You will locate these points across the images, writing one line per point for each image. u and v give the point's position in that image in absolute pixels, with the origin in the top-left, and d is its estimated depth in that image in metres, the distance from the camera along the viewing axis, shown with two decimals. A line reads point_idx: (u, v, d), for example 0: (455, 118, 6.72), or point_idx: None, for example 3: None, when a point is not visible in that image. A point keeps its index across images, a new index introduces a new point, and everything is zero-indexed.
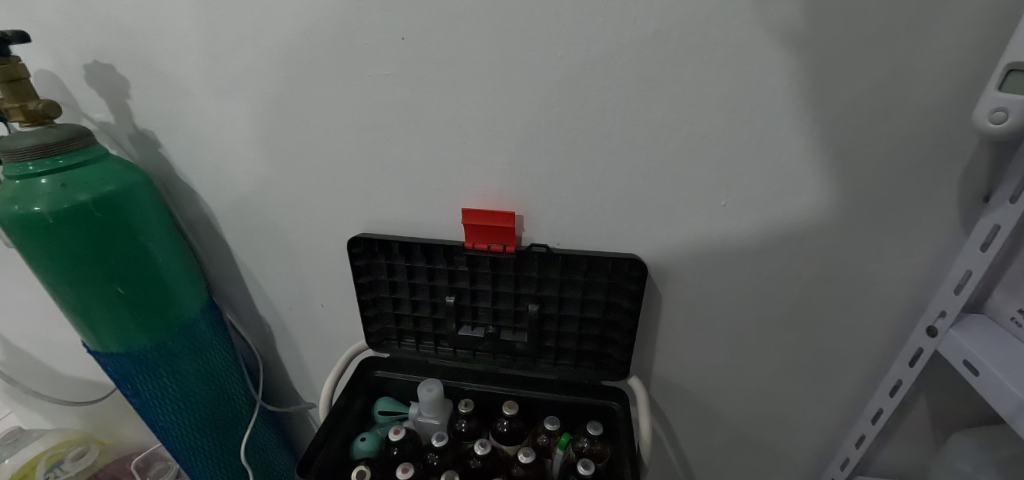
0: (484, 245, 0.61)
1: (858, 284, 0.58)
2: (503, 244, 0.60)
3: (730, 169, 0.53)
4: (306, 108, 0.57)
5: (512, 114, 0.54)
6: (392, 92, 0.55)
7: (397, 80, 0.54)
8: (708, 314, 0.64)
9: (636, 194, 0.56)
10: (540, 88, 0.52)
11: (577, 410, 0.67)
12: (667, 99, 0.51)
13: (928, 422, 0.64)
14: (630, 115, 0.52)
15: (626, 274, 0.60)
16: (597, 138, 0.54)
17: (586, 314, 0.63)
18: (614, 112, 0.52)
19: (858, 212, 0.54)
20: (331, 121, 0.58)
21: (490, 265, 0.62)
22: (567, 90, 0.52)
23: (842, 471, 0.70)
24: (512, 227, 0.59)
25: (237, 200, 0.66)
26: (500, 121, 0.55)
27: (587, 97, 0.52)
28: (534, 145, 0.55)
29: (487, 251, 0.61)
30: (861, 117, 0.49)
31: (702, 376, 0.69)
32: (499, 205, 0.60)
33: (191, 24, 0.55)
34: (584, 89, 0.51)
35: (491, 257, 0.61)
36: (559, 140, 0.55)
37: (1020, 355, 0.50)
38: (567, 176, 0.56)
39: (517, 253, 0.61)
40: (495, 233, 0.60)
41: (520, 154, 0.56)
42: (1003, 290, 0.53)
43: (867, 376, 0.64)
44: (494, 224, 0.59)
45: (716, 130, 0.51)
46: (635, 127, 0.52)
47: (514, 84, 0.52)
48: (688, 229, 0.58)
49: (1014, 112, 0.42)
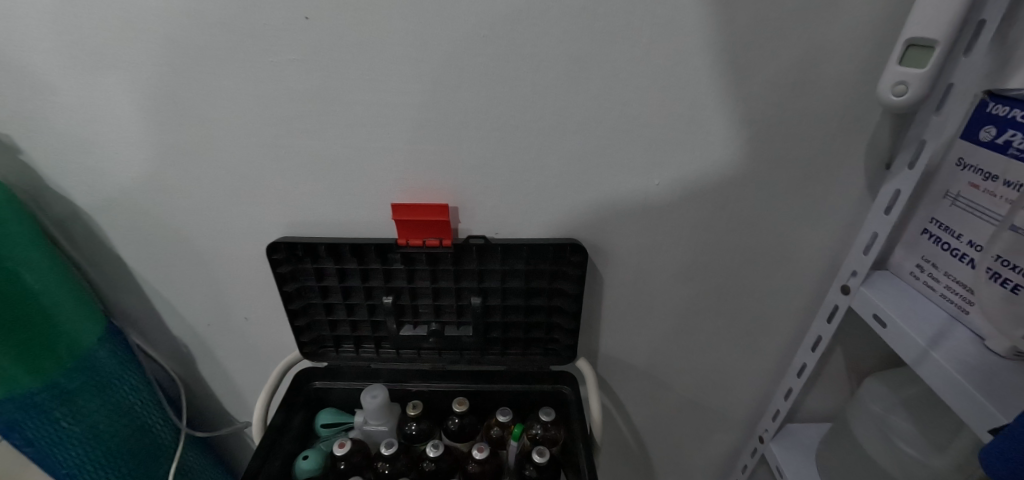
0: (419, 240, 0.57)
1: (780, 251, 0.62)
2: (439, 238, 0.58)
3: (662, 149, 0.54)
4: (200, 102, 0.51)
5: (438, 100, 0.51)
6: (297, 80, 0.49)
7: (303, 66, 0.49)
8: (649, 290, 0.65)
9: (572, 178, 0.55)
10: (464, 71, 0.49)
11: (528, 398, 0.66)
12: (595, 80, 0.50)
13: (844, 369, 0.71)
14: (559, 98, 0.50)
15: (568, 260, 0.60)
16: (528, 122, 0.52)
17: (530, 302, 0.62)
18: (545, 94, 0.50)
19: (780, 184, 0.56)
20: (231, 116, 0.51)
21: (427, 261, 0.59)
22: (493, 72, 0.49)
23: (774, 421, 0.75)
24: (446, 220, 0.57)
25: (129, 207, 0.58)
26: (426, 108, 0.51)
27: (515, 79, 0.49)
28: (463, 131, 0.52)
29: (422, 247, 0.58)
30: (780, 92, 0.51)
31: (646, 349, 0.71)
32: (431, 198, 0.57)
33: (38, 5, 0.46)
34: (510, 72, 0.49)
35: (426, 253, 0.58)
36: (489, 126, 0.52)
37: (918, 306, 0.55)
38: (500, 161, 0.54)
39: (454, 247, 0.58)
40: (430, 227, 0.57)
41: (449, 142, 0.53)
42: (903, 247, 0.58)
43: (791, 333, 0.69)
44: (430, 217, 0.57)
45: (646, 110, 0.51)
46: (566, 108, 0.51)
47: (436, 66, 0.49)
48: (625, 210, 0.58)
49: (913, 86, 0.45)
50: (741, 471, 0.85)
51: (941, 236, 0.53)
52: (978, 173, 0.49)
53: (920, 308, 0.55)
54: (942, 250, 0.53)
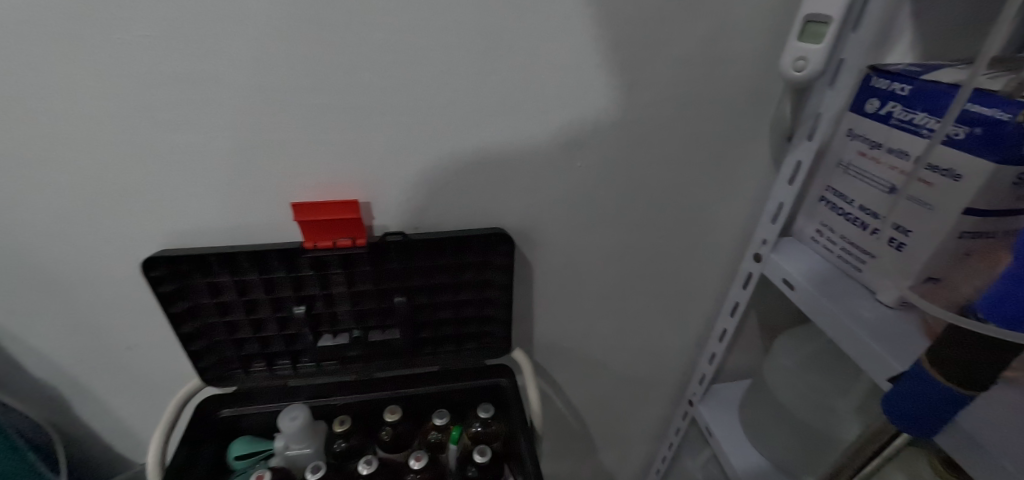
0: (329, 242, 0.52)
1: (698, 225, 0.64)
2: (352, 237, 0.52)
3: (583, 129, 0.52)
4: (25, 93, 0.41)
5: (335, 84, 0.45)
6: (157, 64, 0.41)
7: (161, 46, 0.41)
8: (579, 273, 0.65)
9: (493, 164, 0.53)
10: (362, 50, 0.44)
11: (466, 396, 0.63)
12: (509, 59, 0.46)
13: (757, 329, 0.77)
14: (472, 79, 0.47)
15: (495, 250, 0.57)
16: (438, 106, 0.48)
17: (459, 297, 0.59)
18: (456, 75, 0.46)
19: (697, 160, 0.58)
20: (75, 109, 0.42)
21: (342, 264, 0.54)
22: (396, 50, 0.44)
23: (701, 385, 0.80)
24: (358, 218, 0.51)
25: None
26: (322, 93, 0.45)
27: (422, 59, 0.45)
28: (369, 118, 0.47)
29: (334, 249, 0.52)
30: (692, 69, 0.51)
31: (579, 330, 0.71)
32: (339, 195, 0.51)
33: None
34: (413, 50, 0.44)
35: (338, 255, 0.52)
36: (398, 111, 0.47)
37: (822, 269, 0.59)
38: (413, 149, 0.50)
39: (370, 246, 0.53)
40: (339, 226, 0.51)
41: (354, 132, 0.48)
42: (805, 213, 0.63)
43: (712, 301, 0.73)
44: (337, 216, 0.51)
45: (564, 89, 0.49)
46: (480, 90, 0.48)
47: (328, 44, 0.43)
48: (549, 193, 0.56)
49: (811, 61, 0.47)
50: (675, 433, 0.89)
51: (837, 202, 0.57)
52: (865, 142, 0.53)
53: (823, 271, 0.59)
54: (838, 215, 0.57)
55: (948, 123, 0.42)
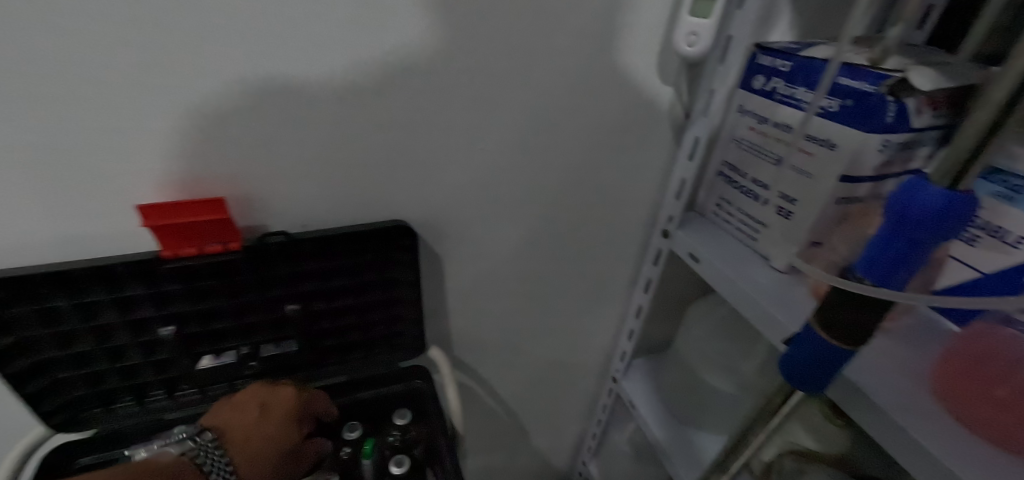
0: (194, 249, 0.45)
1: (607, 205, 0.64)
2: (223, 242, 0.46)
3: (481, 109, 0.49)
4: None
5: (179, 60, 0.38)
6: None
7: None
8: (492, 261, 0.62)
9: (385, 149, 0.48)
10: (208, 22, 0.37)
11: (380, 404, 0.59)
12: (390, 31, 0.42)
13: (670, 302, 0.79)
14: (349, 54, 0.42)
15: (396, 244, 0.52)
16: (313, 87, 0.43)
17: (361, 299, 0.55)
18: (331, 51, 0.41)
19: (602, 139, 0.57)
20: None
21: (214, 274, 0.47)
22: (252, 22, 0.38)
23: (621, 361, 0.81)
24: (229, 218, 0.44)
25: None
26: (162, 72, 0.38)
27: (287, 32, 0.39)
28: (231, 101, 0.41)
29: (200, 256, 0.45)
30: (590, 44, 0.49)
31: (498, 319, 0.69)
32: (200, 193, 0.45)
33: None
34: (273, 22, 0.39)
35: (207, 263, 0.46)
36: (265, 93, 0.41)
37: (722, 241, 0.61)
38: (289, 136, 0.45)
39: (246, 250, 0.46)
40: (203, 229, 0.44)
41: (212, 117, 0.41)
42: (706, 188, 0.65)
43: (627, 279, 0.74)
44: (198, 217, 0.44)
45: (457, 65, 0.46)
46: (359, 67, 0.43)
47: (163, 14, 0.36)
48: (452, 180, 0.53)
49: (702, 36, 0.47)
50: (602, 410, 0.91)
51: (733, 177, 0.60)
52: (755, 117, 0.55)
53: (725, 243, 0.61)
54: (734, 189, 0.60)
55: (819, 97, 0.43)
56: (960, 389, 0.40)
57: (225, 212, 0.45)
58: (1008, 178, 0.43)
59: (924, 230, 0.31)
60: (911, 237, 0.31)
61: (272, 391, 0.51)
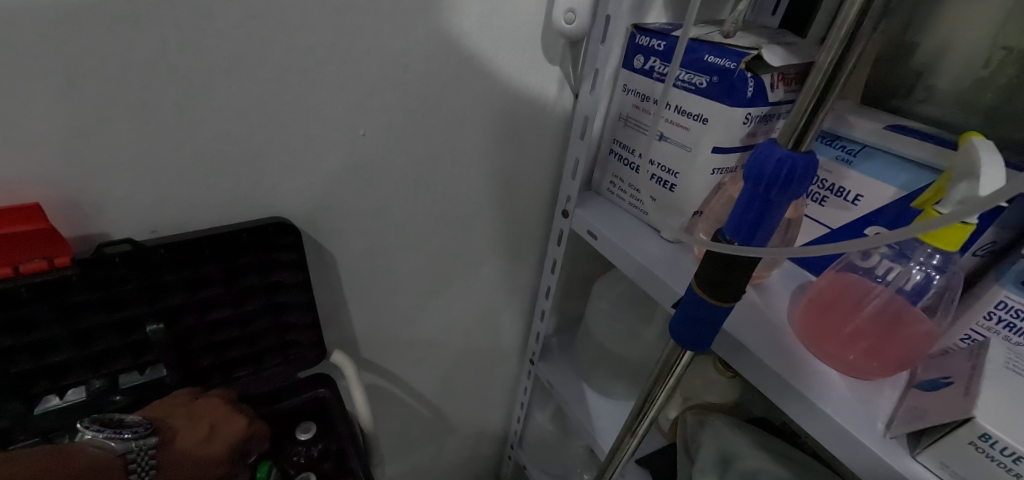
0: (7, 269, 0.38)
1: (507, 188, 0.63)
2: (46, 257, 0.39)
3: (358, 90, 0.46)
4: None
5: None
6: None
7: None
8: (390, 252, 0.60)
9: (250, 136, 0.44)
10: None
11: (278, 421, 0.55)
12: (238, 1, 0.38)
13: (577, 279, 0.81)
14: (189, 27, 0.38)
15: (275, 245, 0.48)
16: (150, 65, 0.38)
17: (242, 309, 0.50)
18: (167, 21, 0.37)
19: (493, 120, 0.56)
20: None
21: (40, 296, 0.40)
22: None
23: (537, 343, 0.82)
24: (48, 228, 0.38)
25: None
26: None
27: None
28: (42, 79, 0.35)
29: (17, 277, 0.38)
30: (469, 21, 0.48)
31: (404, 312, 0.67)
32: (9, 198, 0.38)
33: None
34: None
35: (27, 284, 0.39)
36: (88, 70, 0.36)
37: (617, 217, 0.64)
38: (127, 124, 0.39)
39: (76, 265, 0.40)
40: (15, 245, 0.38)
41: (18, 101, 0.35)
42: (600, 167, 0.67)
43: (534, 261, 0.74)
44: (6, 230, 0.37)
45: (323, 41, 0.43)
46: (205, 43, 0.39)
47: None
48: (336, 168, 0.50)
49: (579, 14, 0.48)
50: (523, 393, 0.92)
51: (622, 154, 0.62)
52: (636, 96, 0.58)
53: (619, 219, 0.63)
54: (624, 165, 0.62)
55: (675, 67, 0.39)
56: (811, 330, 0.45)
57: (44, 221, 0.38)
58: (845, 143, 0.50)
59: (779, 190, 0.34)
60: (769, 198, 0.34)
61: (229, 413, 0.48)
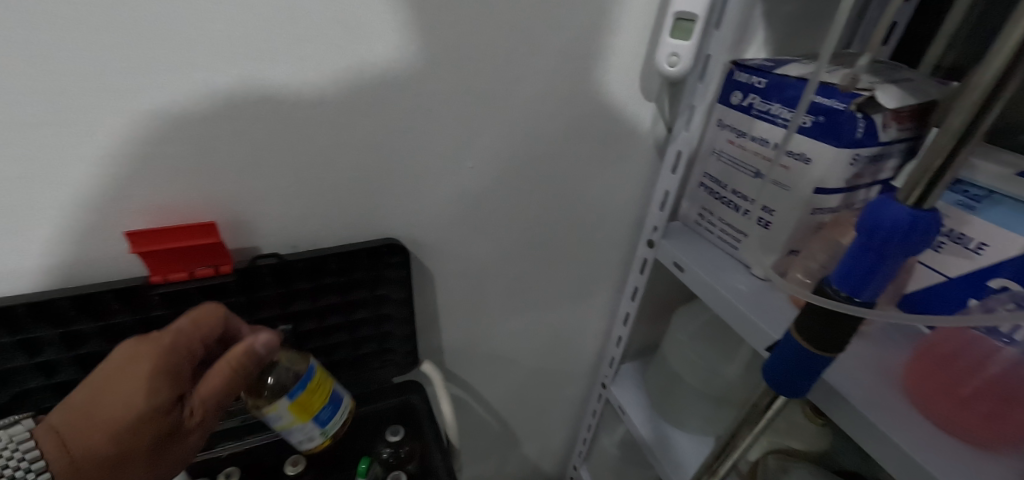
0: (185, 273, 0.46)
1: (593, 216, 0.65)
2: (212, 265, 0.47)
3: (467, 127, 0.51)
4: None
5: (168, 83, 0.39)
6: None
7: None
8: (481, 272, 0.63)
9: (375, 167, 0.50)
10: (201, 50, 0.39)
11: (373, 420, 0.59)
12: (379, 54, 0.44)
13: (657, 307, 0.81)
14: (340, 76, 0.44)
15: (386, 263, 0.54)
16: (305, 108, 0.44)
17: (353, 317, 0.56)
18: (320, 70, 0.43)
19: (586, 152, 0.58)
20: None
21: (204, 297, 0.49)
22: (241, 48, 0.40)
23: (610, 368, 0.83)
24: (219, 243, 0.46)
25: None
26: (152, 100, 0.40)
27: (276, 53, 0.41)
28: (220, 122, 0.42)
29: (190, 280, 0.47)
30: (571, 63, 0.51)
31: (487, 328, 0.71)
32: (186, 217, 0.46)
33: None
34: (259, 48, 0.40)
35: (196, 286, 0.47)
36: (258, 114, 0.43)
37: (704, 250, 0.64)
38: (278, 157, 0.46)
39: (237, 274, 0.48)
40: (192, 254, 0.46)
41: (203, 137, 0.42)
42: (688, 198, 0.67)
43: (614, 287, 0.75)
44: (189, 243, 0.45)
45: (442, 86, 0.47)
46: (349, 88, 0.44)
47: (154, 41, 0.38)
48: (441, 196, 0.54)
49: (682, 57, 0.49)
50: (592, 416, 0.92)
51: (713, 188, 0.62)
52: (732, 131, 0.57)
53: (706, 251, 0.63)
54: (716, 199, 0.62)
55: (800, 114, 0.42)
56: (926, 386, 0.43)
57: (217, 236, 0.46)
58: (969, 188, 0.46)
59: (894, 245, 0.33)
60: (881, 251, 0.34)
61: (128, 357, 0.43)
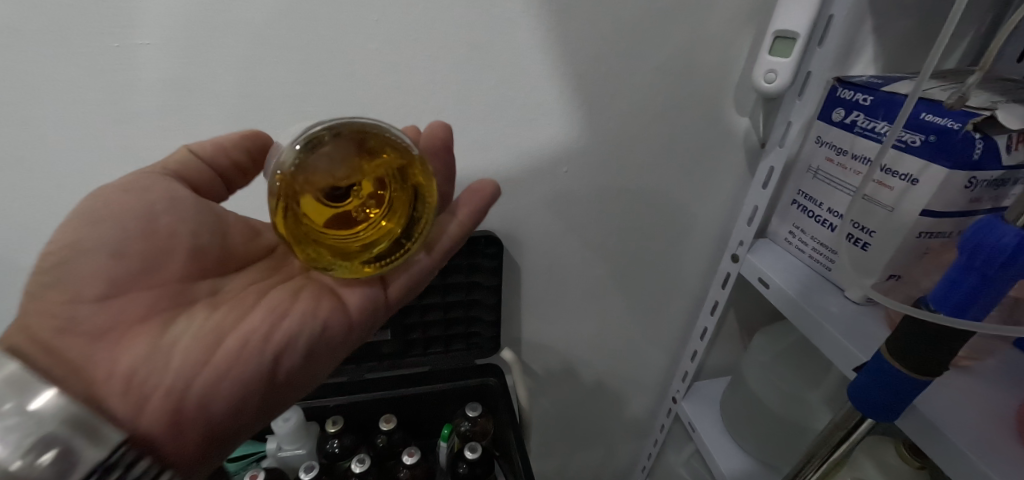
0: None
1: (676, 227, 0.67)
2: None
3: (563, 135, 0.56)
4: (41, 115, 0.46)
5: (327, 90, 0.49)
6: (166, 90, 0.47)
7: (174, 75, 0.46)
8: (564, 272, 0.68)
9: (480, 167, 0.56)
10: (355, 61, 0.48)
11: (455, 395, 0.64)
12: (495, 69, 0.50)
13: (738, 326, 0.81)
14: (460, 87, 0.51)
15: (482, 253, 0.60)
16: (430, 112, 0.52)
17: (448, 299, 0.62)
18: (445, 82, 0.50)
19: (675, 163, 0.61)
20: (91, 124, 0.47)
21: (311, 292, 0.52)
22: (384, 61, 0.48)
23: (683, 382, 0.83)
24: None
25: None
26: (314, 102, 0.49)
27: (414, 69, 0.49)
28: None
29: None
30: (666, 79, 0.54)
31: (564, 327, 0.74)
32: None
33: None
34: (398, 61, 0.48)
35: None
36: (391, 119, 0.51)
37: (793, 269, 0.62)
38: None
39: None
40: None
41: None
42: (779, 216, 0.66)
43: (692, 300, 0.76)
44: None
45: (545, 97, 0.53)
46: (466, 98, 0.51)
47: (322, 56, 0.47)
48: (534, 196, 0.60)
49: (781, 74, 0.50)
50: (659, 430, 0.91)
51: (807, 206, 0.61)
52: (832, 149, 0.56)
53: (794, 269, 0.62)
54: (808, 217, 0.61)
55: (897, 128, 0.42)
56: None
57: None
58: None
59: (998, 268, 0.34)
60: (983, 272, 0.34)
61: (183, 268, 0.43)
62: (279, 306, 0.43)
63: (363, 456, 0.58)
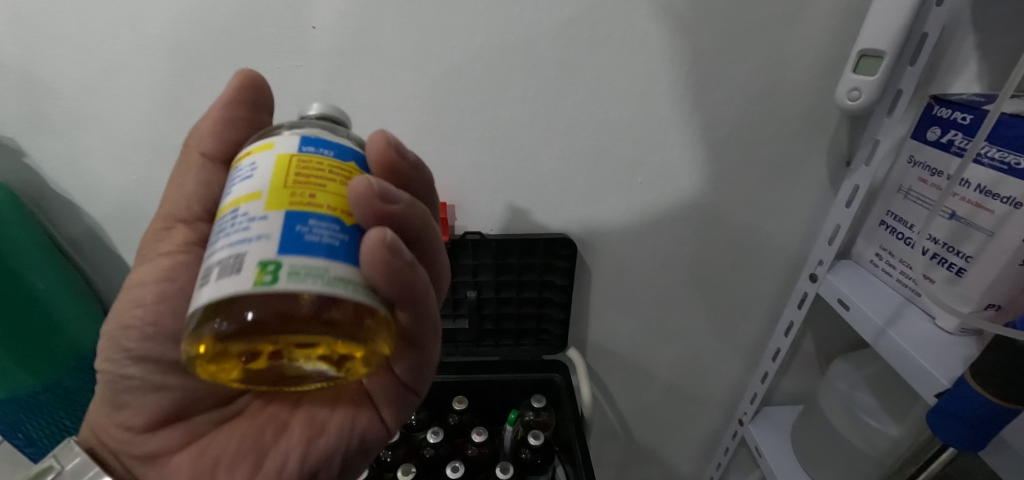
0: None
1: (752, 243, 0.67)
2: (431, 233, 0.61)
3: (642, 149, 0.59)
4: None
5: (432, 104, 0.55)
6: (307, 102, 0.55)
7: (314, 91, 0.55)
8: (634, 280, 0.70)
9: (562, 176, 0.60)
10: (458, 78, 0.54)
11: (522, 386, 0.70)
12: (583, 86, 0.55)
13: (815, 351, 0.78)
14: (548, 102, 0.55)
15: (557, 254, 0.64)
16: (519, 124, 0.57)
17: (523, 295, 0.67)
18: (535, 98, 0.55)
19: (753, 178, 0.61)
20: None
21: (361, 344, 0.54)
22: (483, 79, 0.54)
23: (751, 404, 0.81)
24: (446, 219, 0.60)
25: (120, 201, 0.63)
26: (420, 113, 0.56)
27: (507, 85, 0.54)
28: (458, 133, 0.57)
29: None
30: (746, 96, 0.56)
31: (631, 335, 0.76)
32: None
33: (89, 21, 0.50)
34: (495, 78, 0.54)
35: None
36: (486, 129, 0.57)
37: (875, 291, 0.60)
38: (493, 163, 0.59)
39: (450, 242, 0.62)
40: None
41: (444, 141, 0.58)
42: (865, 237, 0.64)
43: (766, 319, 0.75)
44: None
45: (628, 112, 0.56)
46: (553, 112, 0.56)
47: (431, 73, 0.53)
48: (611, 206, 0.63)
49: (866, 92, 0.50)
50: (722, 453, 0.89)
51: (896, 227, 0.59)
52: (926, 169, 0.54)
53: (877, 292, 0.60)
54: (897, 239, 0.59)
55: None
56: None
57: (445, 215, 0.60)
58: None
59: None
60: None
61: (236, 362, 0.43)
62: (315, 419, 0.42)
63: (437, 429, 0.65)
